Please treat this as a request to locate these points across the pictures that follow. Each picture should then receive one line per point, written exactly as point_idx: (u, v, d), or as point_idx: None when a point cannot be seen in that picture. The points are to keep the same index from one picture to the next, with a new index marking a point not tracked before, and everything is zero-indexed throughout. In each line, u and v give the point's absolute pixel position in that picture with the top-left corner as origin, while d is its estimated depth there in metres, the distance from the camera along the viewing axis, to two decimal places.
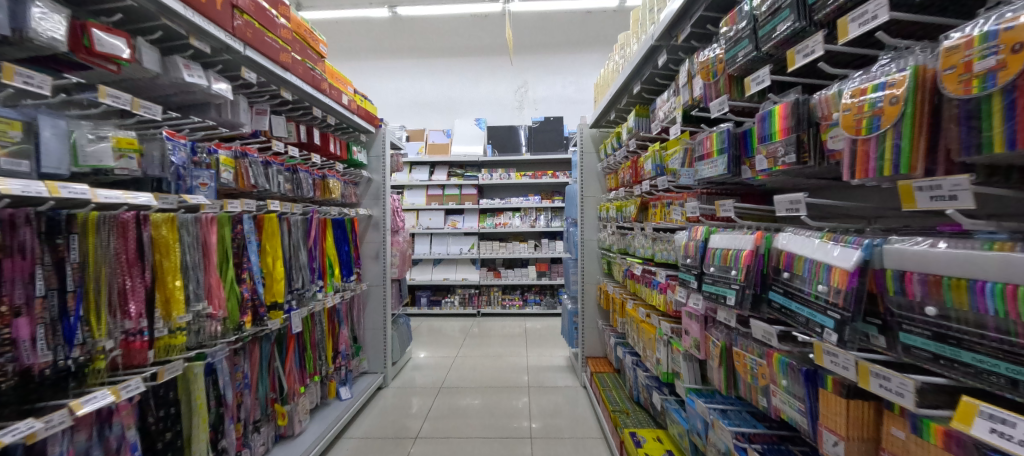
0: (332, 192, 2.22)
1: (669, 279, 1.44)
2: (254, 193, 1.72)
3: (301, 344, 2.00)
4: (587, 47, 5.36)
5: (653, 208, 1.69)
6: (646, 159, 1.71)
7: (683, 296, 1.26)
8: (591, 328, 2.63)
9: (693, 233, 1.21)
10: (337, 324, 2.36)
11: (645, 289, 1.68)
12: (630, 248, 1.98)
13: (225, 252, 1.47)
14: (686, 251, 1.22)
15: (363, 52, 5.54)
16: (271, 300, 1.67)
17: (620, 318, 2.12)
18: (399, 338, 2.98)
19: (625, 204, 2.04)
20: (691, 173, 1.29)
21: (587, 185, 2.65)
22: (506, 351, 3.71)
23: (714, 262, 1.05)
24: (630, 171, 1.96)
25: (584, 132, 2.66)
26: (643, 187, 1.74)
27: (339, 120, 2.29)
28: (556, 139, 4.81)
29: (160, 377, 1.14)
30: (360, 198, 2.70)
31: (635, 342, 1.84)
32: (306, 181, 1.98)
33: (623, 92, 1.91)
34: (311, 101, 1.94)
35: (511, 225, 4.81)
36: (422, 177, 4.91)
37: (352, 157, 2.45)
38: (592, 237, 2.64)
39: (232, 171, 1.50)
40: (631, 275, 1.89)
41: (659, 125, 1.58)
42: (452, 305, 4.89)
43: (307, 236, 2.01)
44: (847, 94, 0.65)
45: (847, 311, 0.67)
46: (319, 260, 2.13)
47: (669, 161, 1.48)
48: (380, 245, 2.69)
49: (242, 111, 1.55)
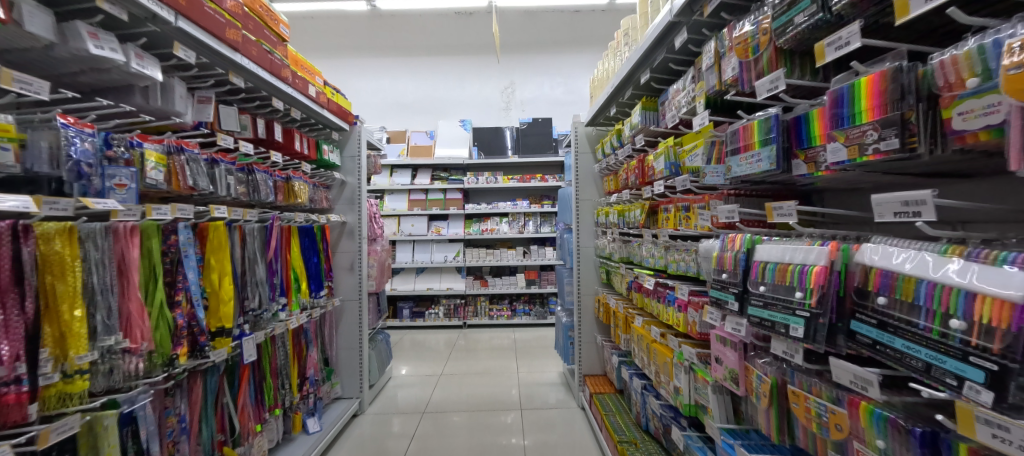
0: (298, 196, 1.94)
1: (692, 296, 1.22)
2: (195, 197, 1.43)
3: (257, 373, 1.71)
4: (575, 47, 5.20)
5: (667, 214, 1.47)
6: (656, 157, 1.50)
7: (715, 319, 1.04)
8: (589, 342, 2.42)
9: (726, 242, 0.99)
10: (304, 347, 2.08)
11: (658, 306, 1.46)
12: (636, 257, 1.77)
13: (154, 269, 1.19)
14: (718, 265, 1.00)
15: (341, 50, 5.25)
16: (216, 326, 1.39)
17: (623, 334, 1.91)
18: (378, 358, 2.69)
19: (630, 208, 1.84)
20: (720, 172, 1.08)
21: (583, 188, 2.44)
22: (496, 366, 3.46)
23: (764, 280, 0.83)
24: (634, 172, 1.75)
25: (579, 130, 2.45)
26: (654, 189, 1.53)
27: (306, 114, 2.02)
28: (544, 141, 4.61)
29: (43, 441, 0.86)
30: (333, 202, 2.42)
31: (645, 365, 1.62)
32: (263, 183, 1.71)
33: (627, 83, 1.70)
34: (270, 91, 1.67)
35: (498, 231, 4.57)
36: (404, 181, 4.63)
37: (322, 157, 2.18)
38: (589, 245, 2.42)
39: (163, 169, 1.22)
40: (639, 288, 1.67)
41: (674, 117, 1.37)
42: (436, 317, 4.61)
43: (266, 247, 1.73)
44: (1014, 44, 0.44)
45: (1013, 361, 0.45)
46: (282, 274, 1.85)
47: (688, 157, 1.27)
48: (355, 255, 2.42)
49: (178, 97, 1.27)
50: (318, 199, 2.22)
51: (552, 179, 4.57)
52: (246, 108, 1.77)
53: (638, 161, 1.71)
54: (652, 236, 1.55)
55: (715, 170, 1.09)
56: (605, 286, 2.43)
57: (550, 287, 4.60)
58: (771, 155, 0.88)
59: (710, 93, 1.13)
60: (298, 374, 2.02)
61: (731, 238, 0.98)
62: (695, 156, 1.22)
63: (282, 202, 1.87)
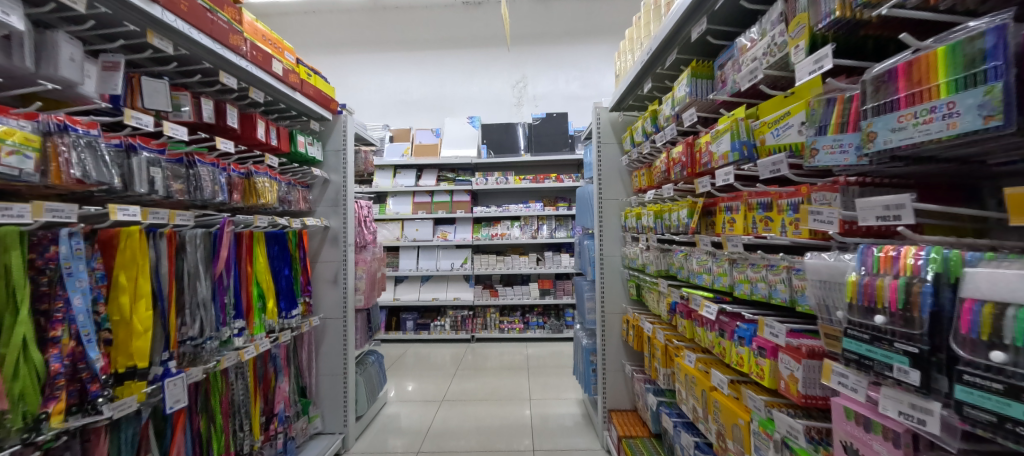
0: (262, 197, 1.60)
1: (790, 339, 0.81)
2: (107, 196, 1.10)
3: (200, 417, 1.36)
4: (592, 37, 4.80)
5: (734, 215, 1.07)
6: (713, 139, 1.10)
7: (849, 387, 0.63)
8: (614, 370, 2.01)
9: (876, 262, 0.59)
10: (270, 377, 1.72)
11: (722, 342, 1.05)
12: (681, 271, 1.36)
13: (16, 293, 0.85)
14: (859, 299, 0.60)
15: (344, 45, 4.96)
16: (124, 366, 1.04)
17: (663, 369, 1.49)
18: (368, 384, 2.32)
19: (672, 208, 1.43)
20: (849, 145, 0.68)
21: (607, 186, 2.03)
22: (506, 388, 3.05)
23: (1002, 340, 0.43)
24: (677, 161, 1.35)
25: (602, 117, 2.05)
26: (711, 181, 1.13)
27: (274, 98, 1.68)
28: (559, 138, 4.22)
29: None
30: (315, 203, 2.08)
31: (697, 417, 1.20)
32: (210, 178, 1.37)
33: (671, 43, 1.31)
34: (216, 63, 1.33)
35: (509, 237, 4.20)
36: (408, 182, 4.27)
37: (298, 150, 1.84)
38: (615, 253, 2.02)
39: (33, 153, 0.87)
40: (689, 315, 1.27)
41: (748, 77, 0.97)
42: (442, 329, 4.23)
43: (214, 259, 1.38)
44: None
45: None
46: (238, 292, 1.51)
47: (776, 130, 0.87)
48: (339, 265, 2.06)
49: (65, 59, 0.93)
50: (294, 200, 1.88)
51: (568, 179, 4.16)
52: (191, 88, 1.44)
53: (684, 145, 1.31)
54: (706, 243, 1.15)
55: (836, 144, 0.70)
56: (634, 303, 2.02)
57: (566, 298, 4.18)
58: (986, 103, 0.48)
59: (819, 28, 0.73)
60: (261, 412, 1.66)
61: (884, 253, 0.58)
62: (793, 128, 0.83)
63: (239, 202, 1.52)
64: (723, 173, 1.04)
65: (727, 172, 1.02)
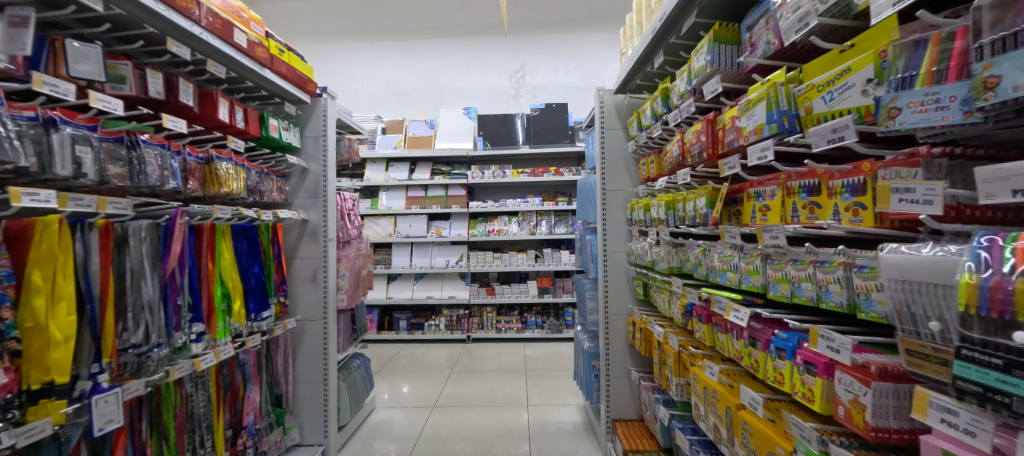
0: (225, 186, 1.43)
1: (854, 354, 0.63)
2: (21, 179, 0.92)
3: (146, 437, 1.18)
4: (593, 25, 4.59)
5: (768, 201, 0.90)
6: (742, 112, 0.93)
7: (958, 428, 0.45)
8: (619, 376, 1.84)
9: (1010, 255, 0.42)
10: (239, 385, 1.55)
11: (753, 353, 0.88)
12: (699, 268, 1.19)
13: None
14: (982, 307, 0.43)
15: (335, 34, 4.77)
16: (37, 383, 0.87)
17: (676, 378, 1.32)
18: (352, 391, 2.14)
19: (687, 197, 1.26)
20: (950, 98, 0.51)
21: (611, 176, 1.86)
22: (503, 391, 2.87)
23: None
24: (694, 142, 1.17)
25: (605, 100, 1.87)
26: (738, 160, 0.94)
27: (239, 74, 1.49)
28: (559, 129, 4.04)
29: None
30: (292, 195, 1.90)
31: (718, 438, 1.03)
32: (157, 161, 1.19)
33: (688, 4, 1.12)
34: (162, 28, 1.14)
35: (507, 233, 4.02)
36: (401, 176, 4.07)
37: (270, 134, 1.66)
38: (620, 249, 1.85)
39: None
40: (709, 319, 1.10)
41: (787, 33, 0.79)
42: (436, 329, 4.05)
43: (163, 255, 1.21)
44: None
45: None
46: (197, 293, 1.34)
47: (832, 94, 0.71)
48: (318, 262, 1.89)
49: None
50: (266, 191, 1.70)
51: (568, 173, 3.98)
52: (136, 58, 1.25)
53: (703, 123, 1.14)
54: (732, 235, 0.98)
55: (929, 100, 0.53)
56: (640, 304, 1.85)
57: (566, 296, 4.00)
58: None
59: None
60: (226, 425, 1.48)
61: None
62: (856, 89, 0.66)
63: (195, 191, 1.34)
64: (759, 149, 0.85)
65: (767, 146, 0.83)
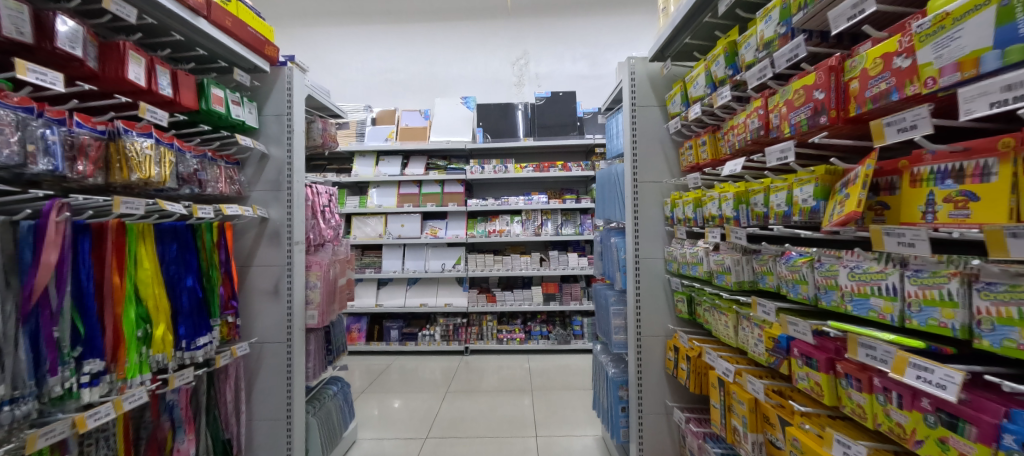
0: (138, 171, 1.05)
1: None
2: None
3: None
4: (603, 9, 4.23)
5: (970, 186, 0.53)
6: (918, 40, 0.57)
7: None
8: (655, 413, 1.48)
9: None
10: (164, 437, 1.17)
11: (957, 441, 0.51)
12: (800, 286, 0.83)
13: None
14: None
15: (321, 16, 4.37)
16: None
17: (751, 434, 0.95)
18: (327, 426, 1.76)
19: (776, 186, 0.90)
20: None
21: (644, 165, 1.49)
22: (506, 414, 2.51)
23: None
24: (794, 106, 0.81)
25: (636, 69, 1.50)
26: (933, 108, 0.54)
27: (161, 22, 1.12)
28: (566, 120, 3.68)
29: None
30: (248, 187, 1.53)
31: None
32: (15, 131, 0.80)
33: None
34: None
35: (509, 233, 3.65)
36: (392, 171, 3.70)
37: (213, 109, 1.29)
38: (657, 255, 1.49)
39: None
40: (829, 366, 0.73)
41: None
42: (431, 340, 3.67)
43: (28, 266, 0.84)
44: None
45: None
46: (91, 318, 0.96)
47: None
48: (281, 271, 1.52)
49: None
50: (209, 181, 1.33)
51: (577, 167, 3.62)
52: None
53: (814, 74, 0.77)
54: (907, 242, 0.58)
55: None
56: (681, 323, 1.49)
57: (574, 304, 3.64)
58: None
59: None
60: None
61: None
62: None
63: (89, 177, 0.97)
64: (1004, 87, 0.46)
65: None
